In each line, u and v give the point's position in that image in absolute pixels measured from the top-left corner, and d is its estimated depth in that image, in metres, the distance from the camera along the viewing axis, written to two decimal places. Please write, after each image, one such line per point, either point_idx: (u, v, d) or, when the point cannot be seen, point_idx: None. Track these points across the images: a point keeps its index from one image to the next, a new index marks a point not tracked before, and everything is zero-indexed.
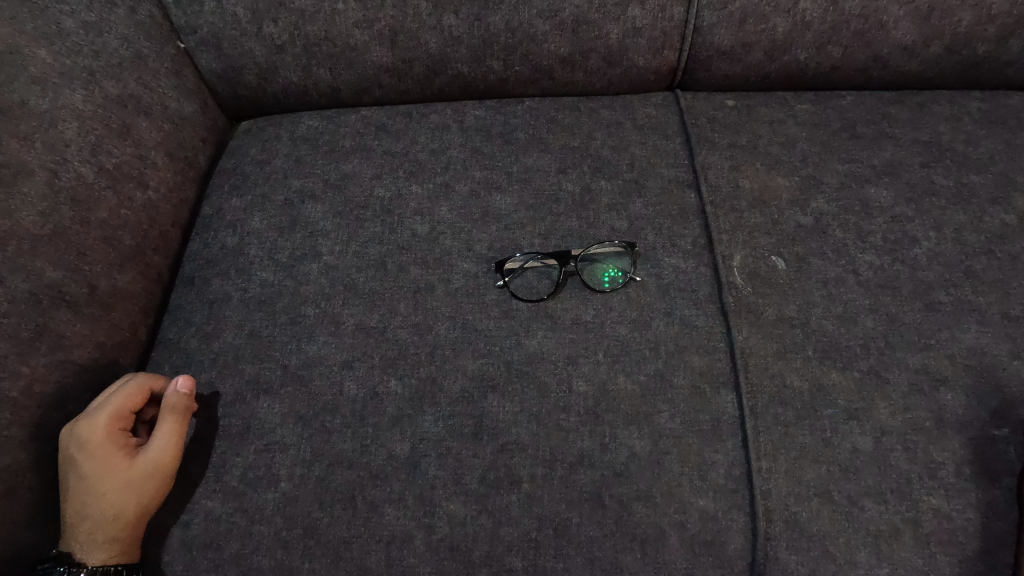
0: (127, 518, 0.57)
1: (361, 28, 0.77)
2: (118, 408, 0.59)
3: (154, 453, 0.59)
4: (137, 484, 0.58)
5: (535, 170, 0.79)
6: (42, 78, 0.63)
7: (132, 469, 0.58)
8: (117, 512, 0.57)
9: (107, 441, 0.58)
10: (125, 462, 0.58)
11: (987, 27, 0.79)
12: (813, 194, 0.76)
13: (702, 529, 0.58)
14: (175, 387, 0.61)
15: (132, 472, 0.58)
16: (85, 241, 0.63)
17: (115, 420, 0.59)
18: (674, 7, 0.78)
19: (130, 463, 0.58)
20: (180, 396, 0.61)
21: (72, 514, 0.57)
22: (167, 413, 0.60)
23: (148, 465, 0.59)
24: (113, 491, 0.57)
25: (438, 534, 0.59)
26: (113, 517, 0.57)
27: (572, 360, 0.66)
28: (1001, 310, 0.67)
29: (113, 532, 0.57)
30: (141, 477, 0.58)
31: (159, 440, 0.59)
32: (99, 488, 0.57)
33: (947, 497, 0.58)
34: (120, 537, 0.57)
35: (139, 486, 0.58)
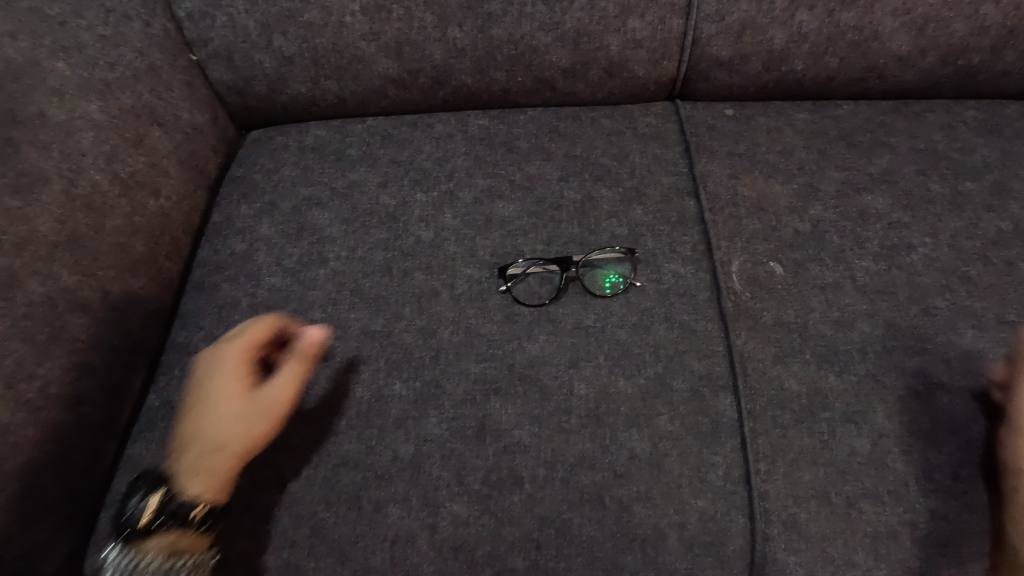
0: (232, 450, 0.59)
1: (367, 40, 0.79)
2: (252, 343, 0.64)
3: (269, 391, 0.61)
4: (243, 416, 0.60)
5: (537, 178, 0.81)
6: (60, 90, 0.66)
7: (246, 400, 0.61)
8: (227, 442, 0.59)
9: (241, 370, 0.63)
10: (245, 397, 0.61)
11: (981, 38, 0.80)
12: (811, 201, 0.77)
13: (701, 530, 0.59)
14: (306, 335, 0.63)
15: (247, 406, 0.61)
16: (99, 247, 0.65)
17: (243, 359, 0.63)
18: (673, 19, 0.79)
19: (249, 398, 0.61)
20: (309, 343, 0.62)
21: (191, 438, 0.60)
22: (294, 357, 0.62)
23: (261, 402, 0.61)
24: (223, 417, 0.60)
25: (442, 533, 0.60)
26: (217, 445, 0.59)
27: (574, 363, 0.67)
28: (997, 315, 0.68)
29: (222, 461, 0.59)
30: (249, 410, 0.60)
31: (276, 382, 0.61)
32: (214, 414, 0.61)
33: (943, 499, 0.59)
34: (229, 464, 0.59)
35: (245, 418, 0.60)
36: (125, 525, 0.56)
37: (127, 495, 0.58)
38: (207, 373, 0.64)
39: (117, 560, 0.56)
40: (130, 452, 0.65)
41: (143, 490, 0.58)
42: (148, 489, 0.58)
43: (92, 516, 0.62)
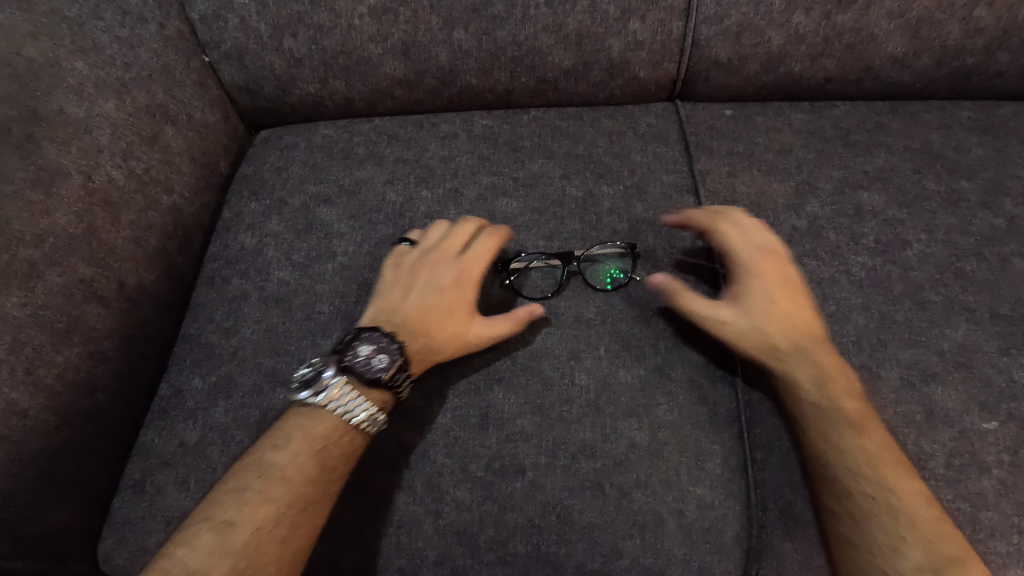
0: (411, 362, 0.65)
1: (375, 42, 0.81)
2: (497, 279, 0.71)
3: (484, 332, 0.67)
4: (458, 334, 0.67)
5: (539, 176, 0.83)
6: (78, 89, 0.68)
7: (470, 323, 0.68)
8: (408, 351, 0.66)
9: (467, 295, 0.70)
10: (463, 326, 0.68)
11: (975, 40, 0.82)
12: (808, 199, 0.79)
13: (699, 516, 0.60)
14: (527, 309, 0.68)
15: (462, 335, 0.67)
16: (115, 240, 0.67)
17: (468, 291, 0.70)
18: (673, 22, 0.81)
19: (464, 328, 0.67)
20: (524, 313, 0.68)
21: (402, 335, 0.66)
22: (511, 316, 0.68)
23: (476, 338, 0.67)
24: (453, 333, 0.67)
25: (446, 519, 0.61)
26: (424, 344, 0.66)
27: (575, 355, 0.68)
28: (990, 309, 0.70)
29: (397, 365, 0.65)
30: (458, 328, 0.67)
31: (490, 326, 0.68)
32: (429, 320, 0.68)
33: (937, 487, 0.60)
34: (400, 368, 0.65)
35: (453, 332, 0.67)
36: (358, 364, 0.62)
37: (362, 339, 0.64)
38: (421, 283, 0.71)
39: (340, 386, 0.62)
40: (142, 439, 0.67)
41: (387, 346, 0.63)
42: (392, 346, 0.64)
43: (105, 501, 0.64)
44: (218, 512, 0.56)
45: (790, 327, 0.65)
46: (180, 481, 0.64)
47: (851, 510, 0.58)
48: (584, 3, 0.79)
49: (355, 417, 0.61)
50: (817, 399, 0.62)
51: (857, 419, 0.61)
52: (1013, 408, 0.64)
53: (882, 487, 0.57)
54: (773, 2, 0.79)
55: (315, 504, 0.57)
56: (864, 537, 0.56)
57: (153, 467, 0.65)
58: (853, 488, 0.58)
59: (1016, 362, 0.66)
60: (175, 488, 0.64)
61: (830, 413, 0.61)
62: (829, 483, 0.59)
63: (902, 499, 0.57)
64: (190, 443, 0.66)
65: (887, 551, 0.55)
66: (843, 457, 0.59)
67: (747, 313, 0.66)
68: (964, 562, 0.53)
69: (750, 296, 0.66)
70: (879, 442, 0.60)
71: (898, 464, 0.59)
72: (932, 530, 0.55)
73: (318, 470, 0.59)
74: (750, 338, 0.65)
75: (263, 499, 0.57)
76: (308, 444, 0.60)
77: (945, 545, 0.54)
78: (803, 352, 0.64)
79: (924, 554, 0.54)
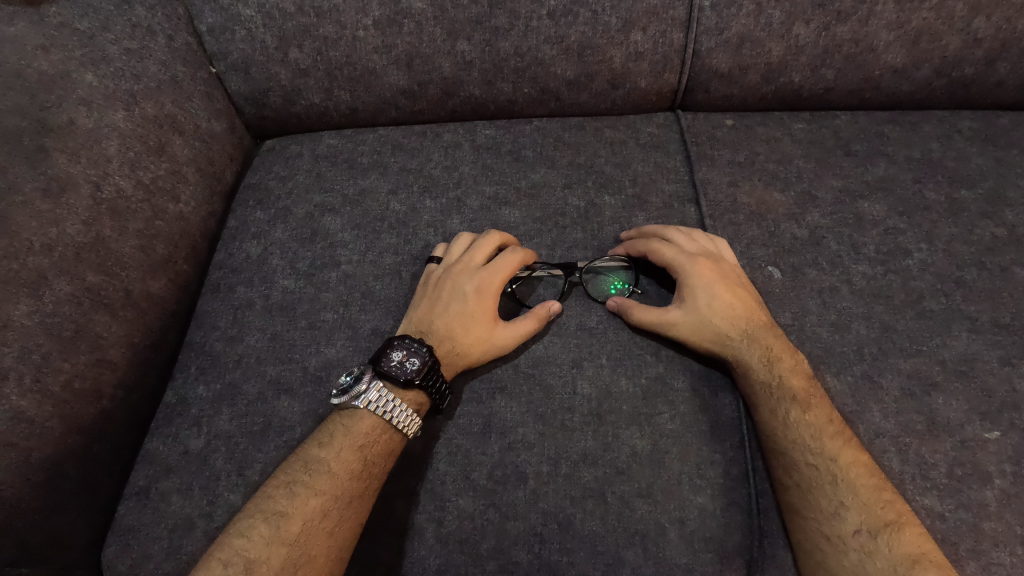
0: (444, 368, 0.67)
1: (379, 53, 0.82)
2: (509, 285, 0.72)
3: (508, 334, 0.69)
4: (486, 340, 0.68)
5: (542, 185, 0.84)
6: (88, 100, 0.69)
7: (494, 329, 0.69)
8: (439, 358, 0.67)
9: (490, 303, 0.70)
10: (488, 330, 0.69)
11: (974, 51, 0.83)
12: (809, 208, 0.80)
13: (700, 525, 0.60)
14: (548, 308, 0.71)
15: (489, 339, 0.68)
16: (123, 249, 0.68)
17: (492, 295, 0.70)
18: (674, 33, 0.82)
19: (490, 332, 0.69)
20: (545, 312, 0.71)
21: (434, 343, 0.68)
22: (533, 317, 0.70)
23: (502, 340, 0.68)
24: (480, 339, 0.68)
25: (448, 527, 0.61)
26: (455, 354, 0.68)
27: (577, 363, 0.69)
28: (991, 318, 0.70)
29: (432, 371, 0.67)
30: (486, 335, 0.68)
31: (514, 329, 0.69)
32: (457, 329, 0.69)
33: (939, 497, 0.60)
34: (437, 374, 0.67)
35: (483, 340, 0.68)
36: (393, 368, 0.65)
37: (395, 345, 0.66)
38: (445, 292, 0.71)
39: (378, 390, 0.64)
40: (147, 446, 0.68)
41: (419, 352, 0.65)
42: (423, 351, 0.65)
43: (111, 508, 0.65)
44: (269, 503, 0.59)
45: (735, 317, 0.67)
46: (184, 488, 0.65)
47: (797, 480, 0.61)
48: (586, 15, 0.80)
49: (394, 419, 0.63)
50: (763, 379, 0.64)
51: (799, 395, 0.63)
52: (1015, 417, 0.64)
53: (824, 458, 0.60)
54: (772, 14, 0.80)
55: (360, 497, 0.60)
56: (809, 505, 0.59)
57: (158, 474, 0.66)
58: (796, 460, 0.61)
59: (1018, 372, 0.66)
60: (179, 495, 0.64)
61: (776, 391, 0.64)
62: (776, 457, 0.62)
63: (843, 470, 0.60)
64: (195, 450, 0.67)
65: (830, 517, 0.58)
66: (787, 432, 0.62)
67: (694, 310, 0.68)
68: (901, 525, 0.56)
69: (694, 295, 0.69)
70: (823, 415, 0.63)
71: (841, 436, 0.61)
72: (870, 496, 0.58)
73: (361, 465, 0.61)
74: (700, 328, 0.68)
75: (312, 491, 0.60)
76: (351, 440, 0.63)
77: (881, 509, 0.57)
78: (749, 337, 0.66)
79: (862, 517, 0.57)
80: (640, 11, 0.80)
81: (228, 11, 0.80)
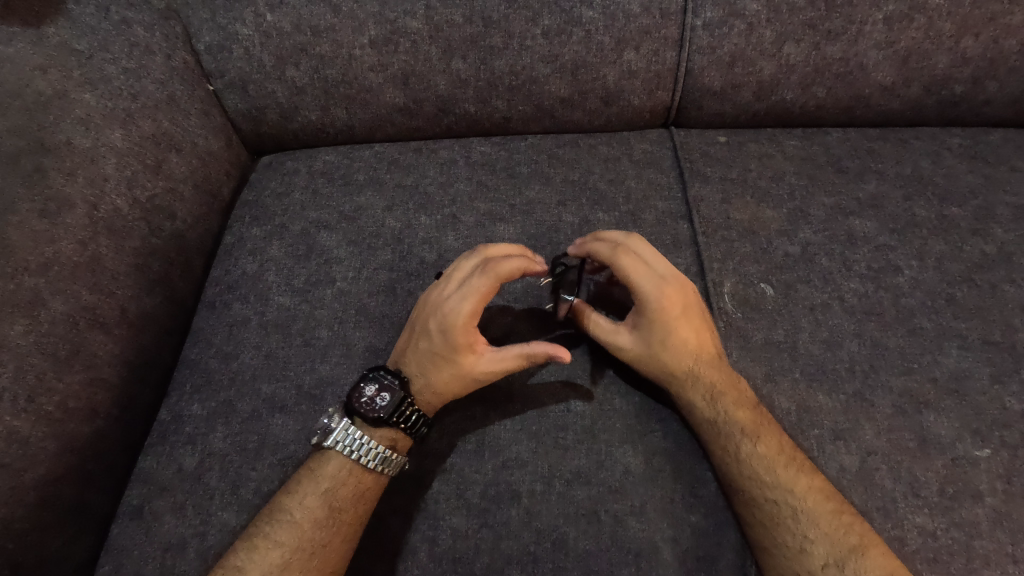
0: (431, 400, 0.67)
1: (375, 71, 0.83)
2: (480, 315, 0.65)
3: (490, 367, 0.65)
4: (462, 377, 0.66)
5: (536, 202, 0.84)
6: (86, 119, 0.70)
7: (473, 364, 0.65)
8: (423, 391, 0.67)
9: (461, 339, 0.65)
10: (469, 363, 0.66)
11: (963, 69, 0.84)
12: (801, 225, 0.80)
13: (693, 544, 0.60)
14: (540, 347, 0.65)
15: (469, 372, 0.65)
16: (119, 267, 0.68)
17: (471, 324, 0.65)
18: (667, 52, 0.83)
19: (470, 365, 0.65)
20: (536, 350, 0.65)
21: (416, 375, 0.67)
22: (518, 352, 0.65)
23: (483, 373, 0.65)
24: (460, 373, 0.65)
25: (441, 546, 0.61)
26: (436, 387, 0.66)
27: (570, 381, 0.69)
28: (982, 335, 0.71)
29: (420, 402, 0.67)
30: (462, 372, 0.65)
31: (496, 362, 0.65)
32: (432, 364, 0.66)
33: (931, 516, 0.60)
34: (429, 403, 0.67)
35: (457, 378, 0.66)
36: (364, 406, 0.65)
37: (368, 379, 0.66)
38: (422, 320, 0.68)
39: (347, 429, 0.64)
40: (141, 465, 0.68)
41: (390, 386, 0.66)
42: (394, 385, 0.66)
43: (104, 527, 0.64)
44: (230, 557, 0.59)
45: (684, 348, 0.67)
46: (177, 507, 0.64)
47: (761, 518, 0.60)
48: (580, 34, 0.81)
49: (363, 458, 0.63)
50: (713, 413, 0.64)
51: (748, 427, 0.63)
52: (1005, 435, 0.64)
53: (783, 491, 0.60)
54: (763, 33, 0.81)
55: (325, 546, 0.59)
56: (776, 542, 0.59)
57: (151, 493, 0.66)
58: (757, 496, 0.60)
59: (1008, 389, 0.67)
60: (172, 514, 0.64)
61: (727, 425, 0.64)
62: (734, 493, 0.61)
63: (802, 500, 0.59)
64: (189, 469, 0.67)
65: (797, 553, 0.58)
66: (742, 468, 0.62)
67: (645, 342, 0.67)
68: (864, 550, 0.56)
69: (646, 324, 0.67)
70: (774, 446, 0.62)
71: (795, 464, 0.61)
72: (832, 524, 0.58)
73: (326, 512, 0.61)
74: (650, 361, 0.67)
75: (274, 543, 0.59)
76: (316, 487, 0.62)
77: (844, 536, 0.57)
78: (697, 369, 0.66)
79: (828, 549, 0.57)
80: (632, 31, 0.81)
81: (225, 30, 0.81)
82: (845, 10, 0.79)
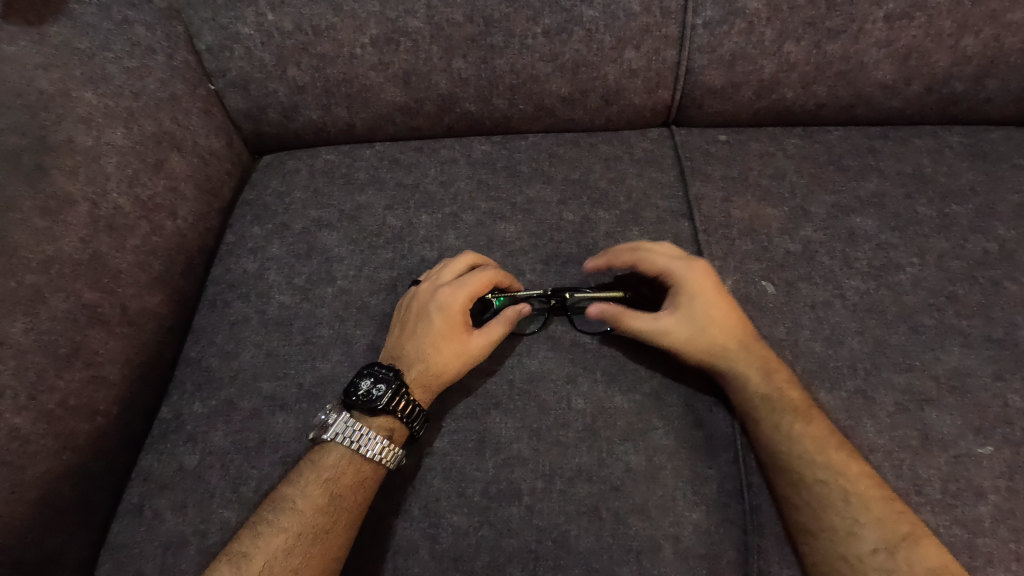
0: (428, 385, 0.67)
1: (376, 70, 0.83)
2: (474, 298, 0.70)
3: (483, 340, 0.69)
4: (460, 359, 0.68)
5: (537, 201, 0.84)
6: (87, 118, 0.70)
7: (467, 341, 0.69)
8: (420, 375, 0.68)
9: (458, 320, 0.69)
10: (464, 340, 0.69)
11: (963, 68, 0.84)
12: (802, 223, 0.80)
13: (695, 542, 0.60)
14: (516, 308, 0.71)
15: (465, 349, 0.68)
16: (120, 265, 0.68)
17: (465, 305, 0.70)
18: (667, 50, 0.83)
19: (466, 342, 0.69)
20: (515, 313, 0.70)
21: (411, 362, 0.68)
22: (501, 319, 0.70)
23: (478, 348, 0.69)
24: (456, 352, 0.68)
25: (442, 544, 0.61)
26: (432, 370, 0.67)
27: (571, 379, 0.69)
28: (984, 333, 0.70)
29: (417, 387, 0.67)
30: (458, 350, 0.68)
31: (487, 336, 0.69)
32: (429, 350, 0.68)
33: (934, 513, 0.60)
34: (426, 388, 0.67)
35: (456, 359, 0.68)
36: (360, 398, 0.65)
37: (363, 374, 0.67)
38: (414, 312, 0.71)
39: (346, 421, 0.65)
40: (142, 462, 0.68)
41: (386, 378, 0.66)
42: (389, 377, 0.66)
43: (104, 525, 0.64)
44: (235, 544, 0.59)
45: (733, 326, 0.68)
46: (178, 505, 0.64)
47: (811, 499, 0.60)
48: (580, 33, 0.81)
49: (362, 449, 0.63)
50: (765, 391, 0.65)
51: (801, 407, 0.64)
52: (1008, 432, 0.64)
53: (835, 473, 0.61)
54: (764, 32, 0.81)
55: (326, 532, 0.59)
56: (826, 523, 0.59)
57: (152, 491, 0.66)
58: (808, 477, 0.61)
59: (1010, 387, 0.67)
60: (173, 512, 0.64)
61: (779, 404, 0.64)
62: (785, 475, 0.62)
63: (854, 484, 0.60)
64: (190, 467, 0.67)
65: (846, 536, 0.58)
66: (800, 448, 0.62)
67: (694, 317, 0.68)
68: (917, 538, 0.57)
69: (694, 303, 0.69)
70: (827, 427, 0.64)
71: (846, 449, 0.62)
72: (886, 511, 0.58)
73: (327, 500, 0.61)
74: (704, 339, 0.68)
75: (276, 530, 0.60)
76: (317, 476, 0.63)
77: (895, 523, 0.58)
78: (745, 348, 0.67)
79: (877, 534, 0.57)
80: (633, 29, 0.81)
81: (226, 30, 0.81)
82: (845, 9, 0.79)
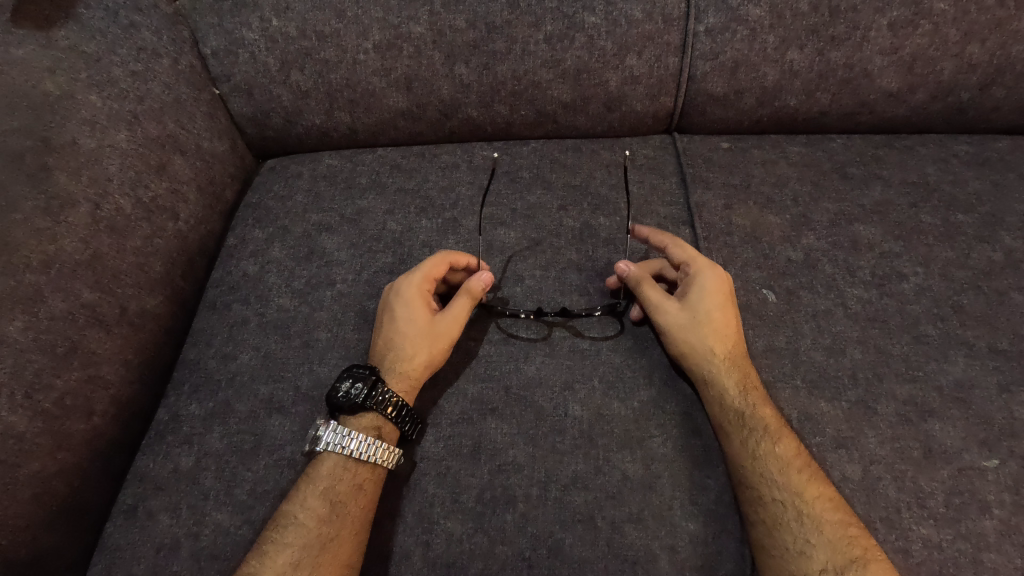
0: (408, 373, 0.68)
1: (379, 76, 0.84)
2: (429, 279, 0.73)
3: (449, 320, 0.71)
4: (431, 339, 0.69)
5: (537, 207, 0.84)
6: (92, 120, 0.71)
7: (433, 324, 0.70)
8: (398, 365, 0.68)
9: (418, 305, 0.71)
10: (429, 323, 0.70)
11: (969, 76, 0.83)
12: (803, 231, 0.80)
13: (693, 552, 0.59)
14: (477, 278, 0.72)
15: (434, 332, 0.70)
16: (119, 266, 0.69)
17: (424, 290, 0.72)
18: (669, 57, 0.83)
19: (433, 326, 0.70)
20: (477, 284, 0.72)
21: (387, 353, 0.69)
22: (462, 295, 0.72)
23: (446, 327, 0.70)
24: (424, 335, 0.69)
25: (435, 551, 0.60)
26: (405, 359, 0.68)
27: (568, 386, 0.69)
28: (989, 343, 0.69)
29: (398, 376, 0.68)
30: (426, 335, 0.69)
31: (452, 315, 0.71)
32: (399, 341, 0.69)
33: (936, 527, 0.58)
34: (408, 378, 0.68)
35: (428, 341, 0.69)
36: (344, 403, 0.65)
37: (343, 377, 0.67)
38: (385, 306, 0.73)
39: (336, 429, 0.64)
40: (138, 463, 0.68)
41: (363, 377, 0.67)
42: (368, 376, 0.66)
43: (98, 526, 0.64)
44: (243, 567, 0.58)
45: (725, 336, 0.68)
46: (172, 507, 0.64)
47: (765, 517, 0.59)
48: (582, 40, 0.81)
49: (358, 453, 0.63)
50: (737, 405, 0.64)
51: (772, 426, 0.63)
52: (1013, 445, 0.62)
53: (790, 492, 0.60)
54: (766, 39, 0.81)
55: (331, 540, 0.59)
56: (774, 542, 0.58)
57: (146, 492, 0.66)
58: (763, 494, 0.60)
59: (1016, 399, 0.65)
60: (167, 513, 0.64)
61: (748, 420, 0.63)
62: (740, 492, 0.61)
63: (809, 505, 0.59)
64: (185, 469, 0.66)
65: (796, 555, 0.57)
66: (756, 464, 0.61)
67: (698, 309, 0.69)
68: (867, 562, 0.55)
69: (700, 299, 0.69)
70: (791, 449, 0.62)
71: (808, 470, 0.61)
72: (836, 532, 0.57)
73: (329, 510, 0.61)
74: (690, 336, 0.68)
75: (281, 547, 0.59)
76: (315, 487, 0.62)
77: (847, 546, 0.56)
78: (728, 358, 0.67)
79: (828, 556, 0.56)
80: (635, 35, 0.81)
81: (231, 35, 0.82)
82: (848, 16, 0.79)
